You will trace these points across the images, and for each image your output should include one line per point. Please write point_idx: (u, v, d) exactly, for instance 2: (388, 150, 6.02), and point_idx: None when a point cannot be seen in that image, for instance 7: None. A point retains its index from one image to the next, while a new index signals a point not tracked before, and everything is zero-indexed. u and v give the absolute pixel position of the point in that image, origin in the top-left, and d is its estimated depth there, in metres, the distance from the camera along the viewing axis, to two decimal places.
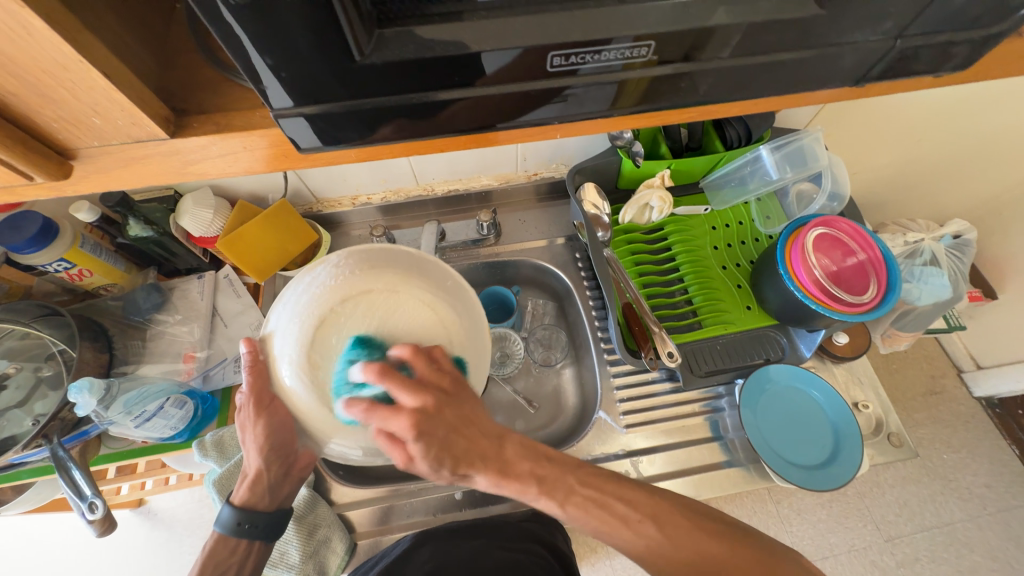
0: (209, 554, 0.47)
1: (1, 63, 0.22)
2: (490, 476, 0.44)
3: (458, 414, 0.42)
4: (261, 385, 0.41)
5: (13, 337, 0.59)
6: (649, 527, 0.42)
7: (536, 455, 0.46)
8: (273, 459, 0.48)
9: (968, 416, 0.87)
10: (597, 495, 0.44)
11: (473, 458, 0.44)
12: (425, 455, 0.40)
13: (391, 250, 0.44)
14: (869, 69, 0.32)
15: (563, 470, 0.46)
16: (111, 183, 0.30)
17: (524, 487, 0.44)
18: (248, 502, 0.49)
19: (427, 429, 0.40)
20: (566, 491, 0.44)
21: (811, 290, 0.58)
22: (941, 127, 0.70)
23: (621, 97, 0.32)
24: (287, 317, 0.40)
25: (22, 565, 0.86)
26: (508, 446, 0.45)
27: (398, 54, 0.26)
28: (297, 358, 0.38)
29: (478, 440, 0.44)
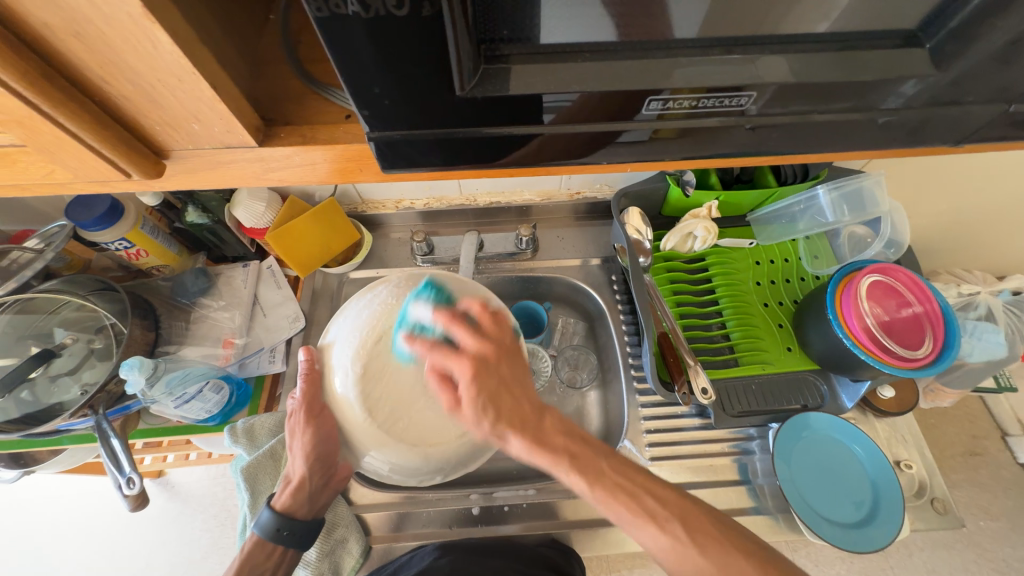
0: (247, 557, 0.51)
1: (124, 70, 0.23)
2: (526, 442, 0.40)
3: (510, 370, 0.43)
4: (313, 396, 0.47)
5: (71, 309, 0.62)
6: (676, 528, 0.38)
7: (572, 434, 0.42)
8: (316, 468, 0.52)
9: (1011, 483, 0.80)
10: (628, 485, 0.40)
11: (515, 418, 0.41)
12: (471, 399, 0.41)
13: (445, 279, 0.50)
14: (960, 129, 0.30)
15: (597, 454, 0.41)
16: (195, 182, 0.31)
17: (558, 461, 0.40)
18: (288, 509, 0.52)
19: (483, 374, 0.41)
20: (597, 474, 0.40)
21: (860, 339, 0.56)
22: (1010, 179, 0.67)
23: (695, 137, 0.31)
24: (347, 331, 0.46)
25: (46, 521, 0.90)
26: (546, 416, 0.42)
27: (498, 90, 0.27)
28: (352, 368, 0.44)
29: (523, 402, 0.42)
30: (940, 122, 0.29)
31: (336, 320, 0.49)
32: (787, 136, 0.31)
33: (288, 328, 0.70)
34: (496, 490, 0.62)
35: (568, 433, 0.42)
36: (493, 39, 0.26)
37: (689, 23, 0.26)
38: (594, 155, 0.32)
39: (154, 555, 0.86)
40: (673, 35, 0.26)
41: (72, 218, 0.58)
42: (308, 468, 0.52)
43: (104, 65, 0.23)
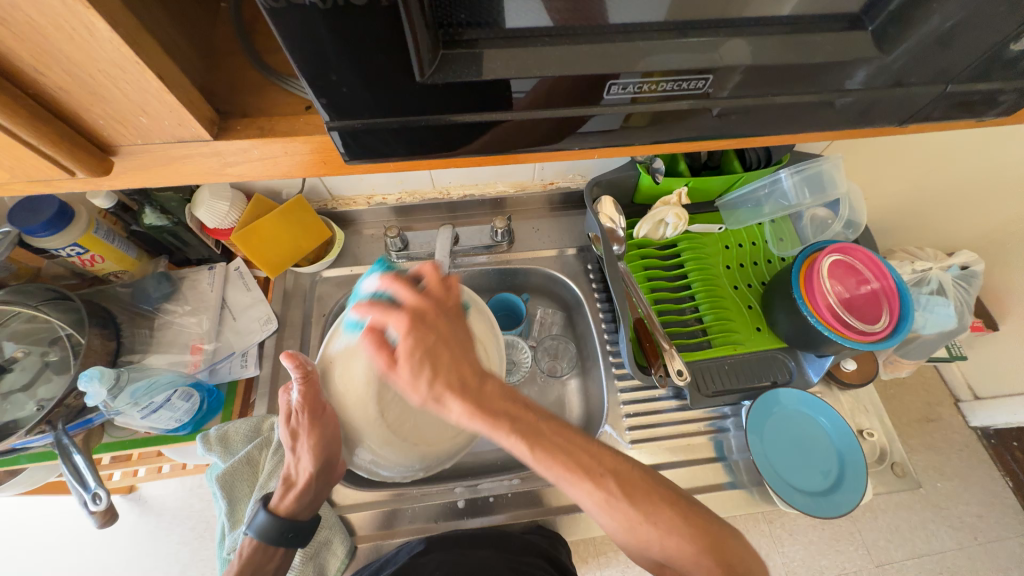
0: (246, 560, 0.51)
1: (58, 60, 0.22)
2: (466, 404, 0.43)
3: (449, 328, 0.45)
4: (312, 397, 0.52)
5: (20, 320, 0.58)
6: (609, 483, 0.43)
7: (515, 401, 0.45)
8: (319, 469, 0.54)
9: (962, 445, 0.86)
10: (566, 445, 0.43)
11: (454, 381, 0.43)
12: (407, 356, 0.42)
13: (463, 289, 0.59)
14: (906, 111, 0.32)
15: (539, 419, 0.44)
16: (148, 179, 0.30)
17: (496, 423, 0.43)
18: (290, 512, 0.52)
19: (418, 328, 0.43)
20: (536, 432, 0.43)
21: (823, 316, 0.59)
22: (956, 159, 0.71)
23: (657, 123, 0.32)
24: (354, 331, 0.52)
25: (9, 545, 0.85)
26: (487, 383, 0.45)
27: (459, 75, 0.26)
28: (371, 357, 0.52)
29: (463, 367, 0.44)
30: (889, 104, 0.31)
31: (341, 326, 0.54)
32: (748, 120, 0.32)
33: (259, 331, 0.68)
34: (481, 483, 0.63)
35: (510, 398, 0.45)
36: (452, 24, 0.25)
37: (649, 7, 0.26)
38: (563, 143, 0.32)
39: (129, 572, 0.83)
40: (633, 20, 0.27)
41: (16, 224, 0.54)
42: (310, 467, 0.53)
43: (38, 55, 0.21)
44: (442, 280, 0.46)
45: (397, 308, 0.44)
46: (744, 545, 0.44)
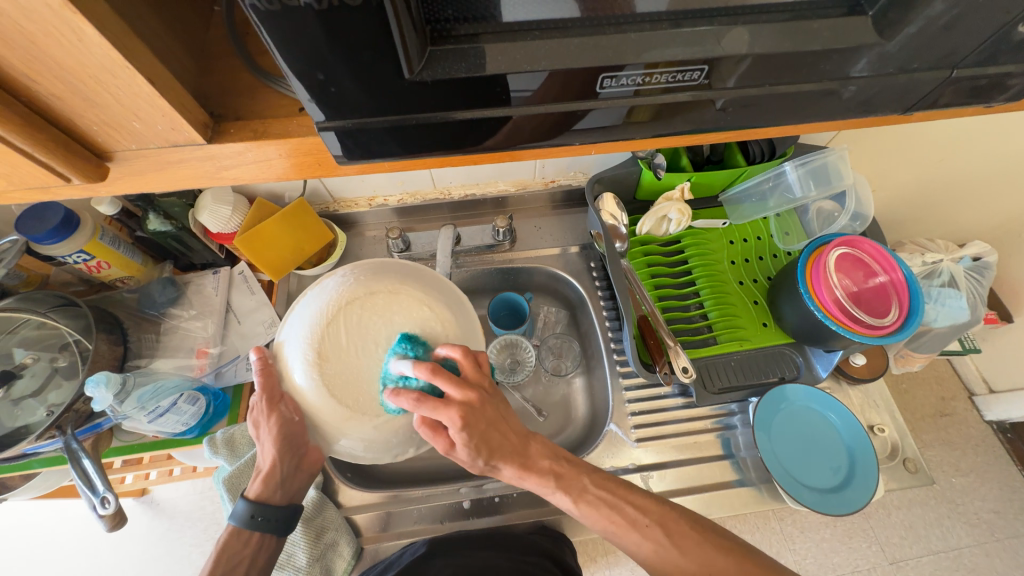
0: (223, 549, 0.46)
1: (48, 67, 0.22)
2: (515, 469, 0.46)
3: (495, 409, 0.45)
4: (272, 384, 0.42)
5: (29, 327, 0.59)
6: (656, 533, 0.43)
7: (557, 457, 0.48)
8: (286, 452, 0.46)
9: (977, 440, 0.85)
10: (610, 496, 0.46)
11: (504, 451, 0.46)
12: (466, 443, 0.43)
13: (388, 261, 0.46)
14: (913, 95, 0.31)
15: (580, 468, 0.48)
16: (145, 184, 0.30)
17: (543, 482, 0.46)
18: (262, 496, 0.48)
19: (474, 418, 0.42)
20: (581, 490, 0.46)
21: (831, 311, 0.58)
22: (967, 147, 0.69)
23: (644, 119, 0.31)
24: (296, 319, 0.42)
25: (26, 548, 0.87)
26: (532, 443, 0.48)
27: (448, 71, 0.26)
28: (308, 355, 0.40)
29: (510, 435, 0.47)
30: (892, 91, 0.30)
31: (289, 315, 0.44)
32: (747, 111, 0.31)
33: (264, 334, 0.69)
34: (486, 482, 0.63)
35: (555, 454, 0.48)
36: (438, 19, 0.25)
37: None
38: (561, 141, 0.32)
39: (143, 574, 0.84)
40: (625, 10, 0.26)
41: (24, 232, 0.55)
42: (276, 456, 0.46)
43: (28, 61, 0.21)
44: (475, 364, 0.43)
45: (446, 401, 0.41)
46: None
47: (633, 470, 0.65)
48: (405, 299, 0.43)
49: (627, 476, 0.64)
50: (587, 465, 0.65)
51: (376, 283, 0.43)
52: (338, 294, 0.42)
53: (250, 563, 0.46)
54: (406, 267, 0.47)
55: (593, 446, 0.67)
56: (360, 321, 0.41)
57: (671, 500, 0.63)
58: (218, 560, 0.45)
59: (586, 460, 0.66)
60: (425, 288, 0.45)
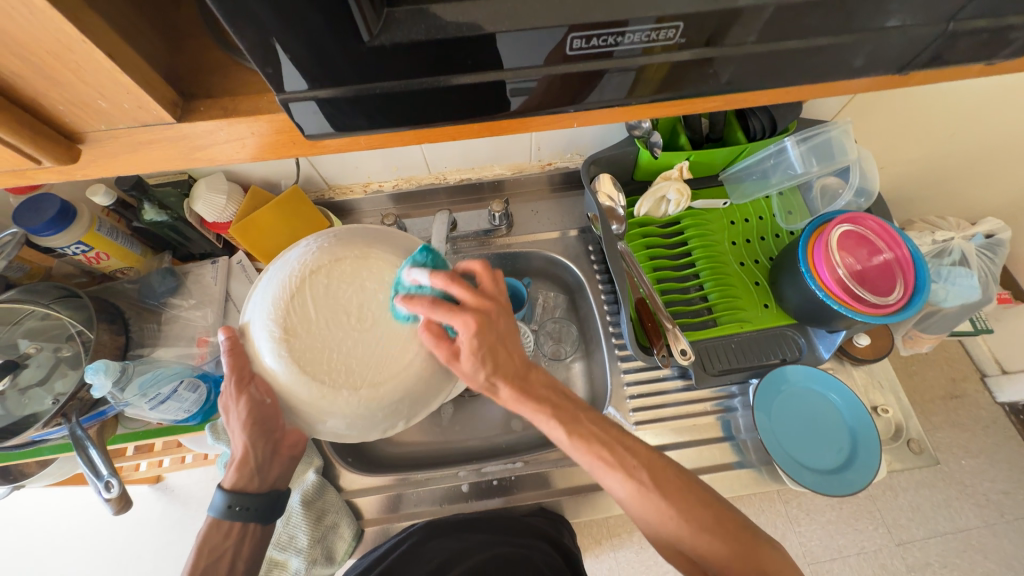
0: (203, 539, 0.48)
1: (7, 44, 0.22)
2: (513, 390, 0.47)
3: (507, 326, 0.47)
4: (240, 365, 0.43)
5: (34, 318, 0.60)
6: (643, 475, 0.44)
7: (555, 389, 0.49)
8: (258, 436, 0.49)
9: (988, 421, 0.83)
10: (605, 436, 0.46)
11: (507, 369, 0.47)
12: (473, 351, 0.43)
13: (360, 227, 0.47)
14: (914, 57, 0.28)
15: (578, 409, 0.48)
16: (121, 167, 0.30)
17: (540, 408, 0.47)
18: (238, 485, 0.50)
19: (485, 328, 0.44)
20: (575, 418, 0.47)
21: (833, 289, 0.56)
22: (980, 119, 0.66)
23: (639, 86, 0.29)
24: (261, 296, 0.42)
25: (47, 533, 0.89)
26: (533, 371, 0.49)
27: (408, 35, 0.24)
28: (274, 331, 0.40)
29: (516, 358, 0.48)
30: (892, 51, 0.28)
31: (255, 293, 0.44)
32: (741, 78, 0.29)
33: None
34: (485, 466, 0.63)
35: (552, 386, 0.49)
36: None
37: None
38: (544, 114, 0.31)
39: (160, 557, 0.86)
40: None
41: (21, 224, 0.55)
42: (248, 440, 0.48)
43: None
44: (494, 280, 0.47)
45: (459, 306, 0.43)
46: (778, 552, 0.42)
47: None
48: (375, 263, 0.43)
49: None
50: None
51: (343, 249, 0.43)
52: (304, 264, 0.42)
53: (233, 554, 0.49)
54: (372, 231, 0.47)
55: None
56: (327, 289, 0.41)
57: None
58: (201, 551, 0.47)
59: None
60: (396, 250, 0.45)
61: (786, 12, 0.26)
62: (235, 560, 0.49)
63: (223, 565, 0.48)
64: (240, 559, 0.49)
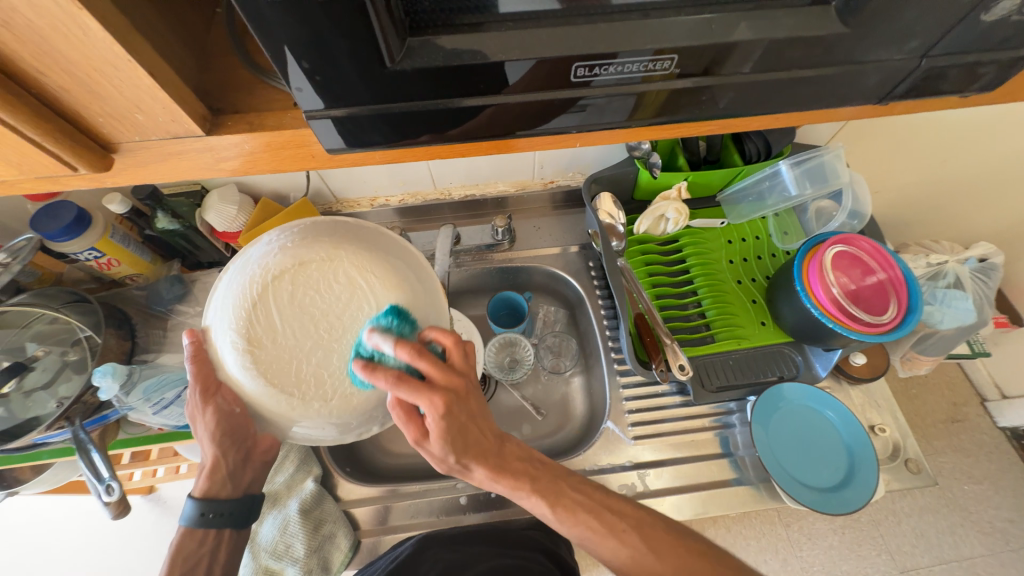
0: (178, 549, 0.48)
1: (57, 61, 0.23)
2: (488, 469, 0.46)
3: (473, 404, 0.44)
4: (206, 372, 0.43)
5: (43, 321, 0.60)
6: (633, 538, 0.44)
7: (531, 460, 0.49)
8: (228, 446, 0.49)
9: (990, 447, 0.83)
10: (587, 502, 0.47)
11: (478, 449, 0.45)
12: (438, 437, 0.42)
13: (327, 221, 0.45)
14: (893, 87, 0.30)
15: (556, 477, 0.48)
16: (148, 175, 0.31)
17: (517, 484, 0.46)
18: (210, 492, 0.50)
19: (453, 411, 0.41)
20: (557, 492, 0.47)
21: (827, 309, 0.57)
22: (969, 147, 0.69)
23: (640, 109, 0.31)
24: (221, 302, 0.41)
25: (36, 543, 0.88)
26: (508, 444, 0.48)
27: (426, 62, 0.26)
28: (239, 341, 0.40)
29: (487, 435, 0.46)
30: (874, 81, 0.30)
31: (215, 293, 0.43)
32: (736, 104, 0.31)
33: None
34: None
35: (529, 457, 0.49)
36: (414, 9, 0.25)
37: None
38: (547, 132, 0.33)
39: (149, 571, 0.85)
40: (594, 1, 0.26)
41: (37, 229, 0.57)
42: (218, 451, 0.48)
43: (37, 55, 0.23)
44: (459, 350, 0.43)
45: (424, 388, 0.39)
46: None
47: (630, 468, 0.65)
48: (340, 265, 0.42)
49: (624, 474, 0.64)
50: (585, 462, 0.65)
51: (307, 252, 0.42)
52: (265, 269, 0.41)
53: (210, 560, 0.48)
54: (339, 225, 0.45)
55: (590, 442, 0.67)
56: (293, 297, 0.41)
57: (668, 498, 0.63)
58: (176, 560, 0.47)
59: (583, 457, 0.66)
60: (360, 253, 0.43)
61: (773, 48, 0.28)
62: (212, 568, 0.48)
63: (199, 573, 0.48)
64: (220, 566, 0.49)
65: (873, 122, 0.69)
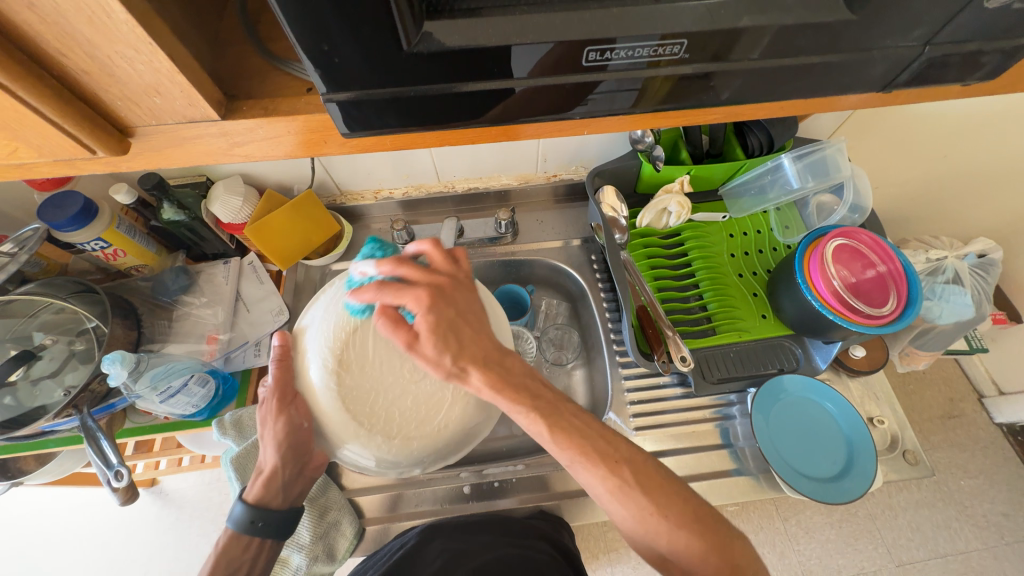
0: (221, 552, 0.48)
1: (79, 43, 0.24)
2: (488, 377, 0.43)
3: (465, 301, 0.45)
4: (288, 380, 0.45)
5: (48, 311, 0.61)
6: (625, 470, 0.44)
7: (533, 377, 0.47)
8: (288, 458, 0.50)
9: (987, 442, 0.84)
10: (584, 427, 0.45)
11: (475, 352, 0.43)
12: (429, 332, 0.41)
13: None
14: (896, 77, 0.31)
15: (556, 400, 0.47)
16: (163, 160, 0.32)
17: (516, 398, 0.43)
18: (261, 500, 0.50)
19: (438, 301, 0.42)
20: (552, 410, 0.45)
21: (828, 301, 0.58)
22: (970, 143, 0.69)
23: (642, 98, 0.32)
24: (323, 319, 0.44)
25: (40, 534, 0.89)
26: (508, 357, 0.46)
27: (445, 44, 0.27)
28: (329, 358, 0.42)
29: (481, 339, 0.45)
30: (879, 68, 0.30)
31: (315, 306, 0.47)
32: (743, 90, 0.31)
33: (271, 322, 0.71)
34: (486, 468, 0.64)
35: (529, 375, 0.47)
36: None
37: None
38: (553, 118, 0.33)
39: (151, 564, 0.86)
40: None
41: (44, 219, 0.57)
42: (278, 461, 0.50)
43: (60, 37, 0.23)
44: (447, 257, 0.47)
45: (410, 285, 0.42)
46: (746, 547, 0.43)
47: None
48: None
49: None
50: None
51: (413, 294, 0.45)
52: (368, 300, 0.44)
53: (249, 568, 0.48)
54: None
55: None
56: (387, 333, 0.43)
57: None
58: (218, 563, 0.47)
59: None
60: None
61: (782, 34, 0.28)
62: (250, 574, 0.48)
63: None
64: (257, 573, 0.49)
65: (877, 113, 0.69)
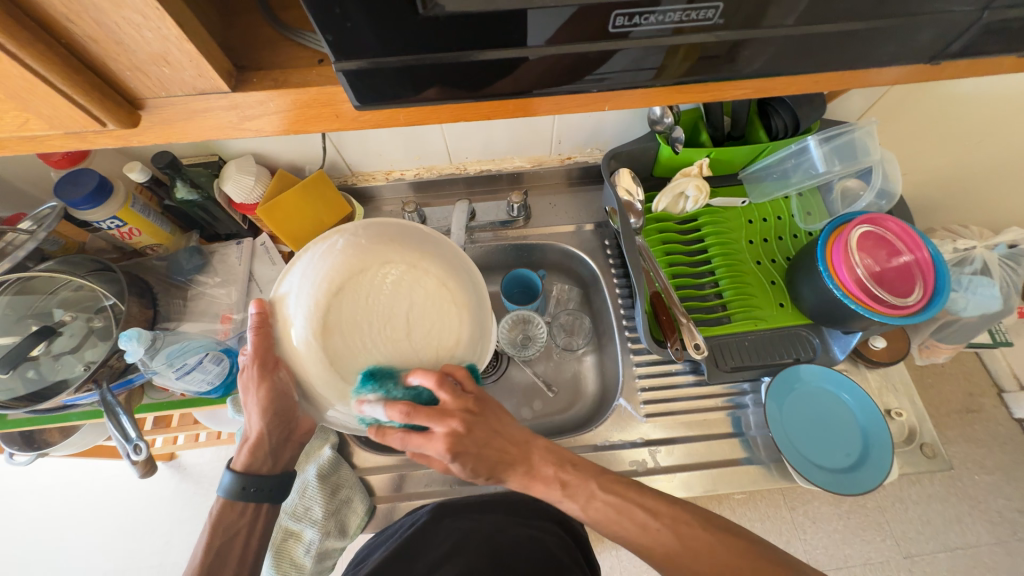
0: (217, 517, 0.49)
1: (86, 7, 0.23)
2: (519, 479, 0.46)
3: (486, 426, 0.45)
4: (266, 348, 0.43)
5: (68, 289, 0.62)
6: (665, 534, 0.42)
7: (559, 452, 0.47)
8: (274, 424, 0.49)
9: (1006, 438, 0.82)
10: (619, 501, 0.44)
11: (503, 459, 0.46)
12: (462, 468, 0.44)
13: (407, 226, 0.47)
14: (947, 45, 0.29)
15: (588, 474, 0.46)
16: (173, 135, 0.31)
17: (549, 489, 0.46)
18: (250, 466, 0.50)
19: (461, 445, 0.43)
20: (588, 496, 0.45)
21: (850, 290, 0.56)
22: (1013, 125, 0.65)
23: (670, 68, 0.30)
24: (303, 280, 0.42)
25: (66, 503, 0.93)
26: (534, 450, 0.47)
27: (461, 6, 0.25)
28: (312, 322, 0.41)
29: (508, 446, 0.46)
30: (928, 35, 0.28)
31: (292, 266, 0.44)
32: (776, 60, 0.30)
33: None
34: None
35: (557, 451, 0.47)
36: None
37: None
38: (572, 92, 0.32)
39: (171, 534, 0.89)
40: None
41: (62, 198, 0.58)
42: (264, 427, 0.49)
43: (67, 3, 0.23)
44: (455, 390, 0.42)
45: (427, 433, 0.42)
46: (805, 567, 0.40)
47: (641, 445, 0.65)
48: (420, 273, 0.44)
49: (634, 450, 0.65)
50: (595, 437, 0.66)
51: (393, 254, 0.44)
52: (348, 261, 0.42)
53: (248, 531, 0.49)
54: (419, 237, 0.47)
55: (601, 419, 0.67)
56: (365, 294, 0.42)
57: (678, 475, 0.63)
58: (215, 530, 0.48)
59: (593, 433, 0.67)
60: (441, 269, 0.45)
61: None
62: (249, 538, 0.49)
63: (237, 545, 0.49)
64: (257, 536, 0.50)
65: (911, 92, 0.65)
